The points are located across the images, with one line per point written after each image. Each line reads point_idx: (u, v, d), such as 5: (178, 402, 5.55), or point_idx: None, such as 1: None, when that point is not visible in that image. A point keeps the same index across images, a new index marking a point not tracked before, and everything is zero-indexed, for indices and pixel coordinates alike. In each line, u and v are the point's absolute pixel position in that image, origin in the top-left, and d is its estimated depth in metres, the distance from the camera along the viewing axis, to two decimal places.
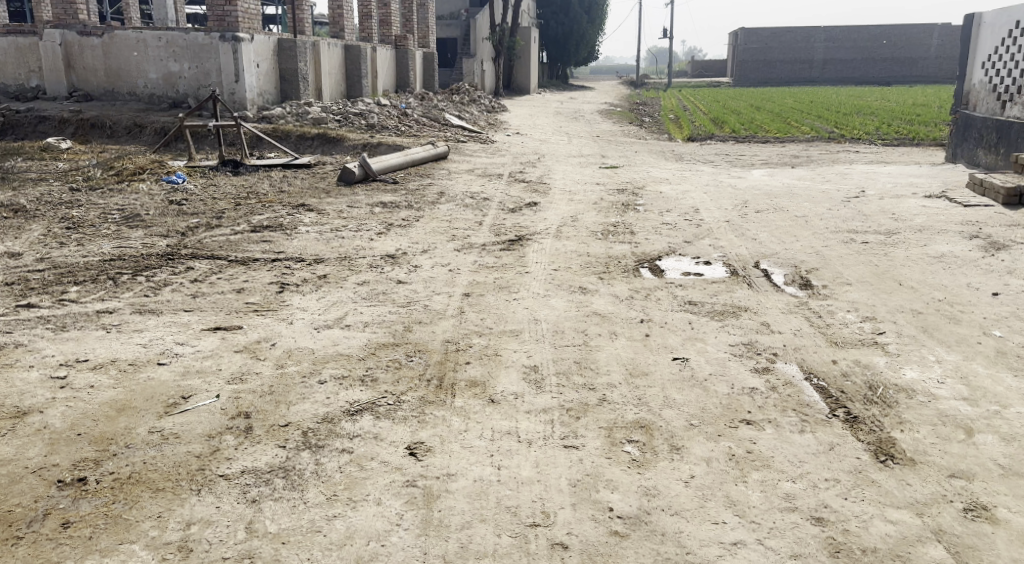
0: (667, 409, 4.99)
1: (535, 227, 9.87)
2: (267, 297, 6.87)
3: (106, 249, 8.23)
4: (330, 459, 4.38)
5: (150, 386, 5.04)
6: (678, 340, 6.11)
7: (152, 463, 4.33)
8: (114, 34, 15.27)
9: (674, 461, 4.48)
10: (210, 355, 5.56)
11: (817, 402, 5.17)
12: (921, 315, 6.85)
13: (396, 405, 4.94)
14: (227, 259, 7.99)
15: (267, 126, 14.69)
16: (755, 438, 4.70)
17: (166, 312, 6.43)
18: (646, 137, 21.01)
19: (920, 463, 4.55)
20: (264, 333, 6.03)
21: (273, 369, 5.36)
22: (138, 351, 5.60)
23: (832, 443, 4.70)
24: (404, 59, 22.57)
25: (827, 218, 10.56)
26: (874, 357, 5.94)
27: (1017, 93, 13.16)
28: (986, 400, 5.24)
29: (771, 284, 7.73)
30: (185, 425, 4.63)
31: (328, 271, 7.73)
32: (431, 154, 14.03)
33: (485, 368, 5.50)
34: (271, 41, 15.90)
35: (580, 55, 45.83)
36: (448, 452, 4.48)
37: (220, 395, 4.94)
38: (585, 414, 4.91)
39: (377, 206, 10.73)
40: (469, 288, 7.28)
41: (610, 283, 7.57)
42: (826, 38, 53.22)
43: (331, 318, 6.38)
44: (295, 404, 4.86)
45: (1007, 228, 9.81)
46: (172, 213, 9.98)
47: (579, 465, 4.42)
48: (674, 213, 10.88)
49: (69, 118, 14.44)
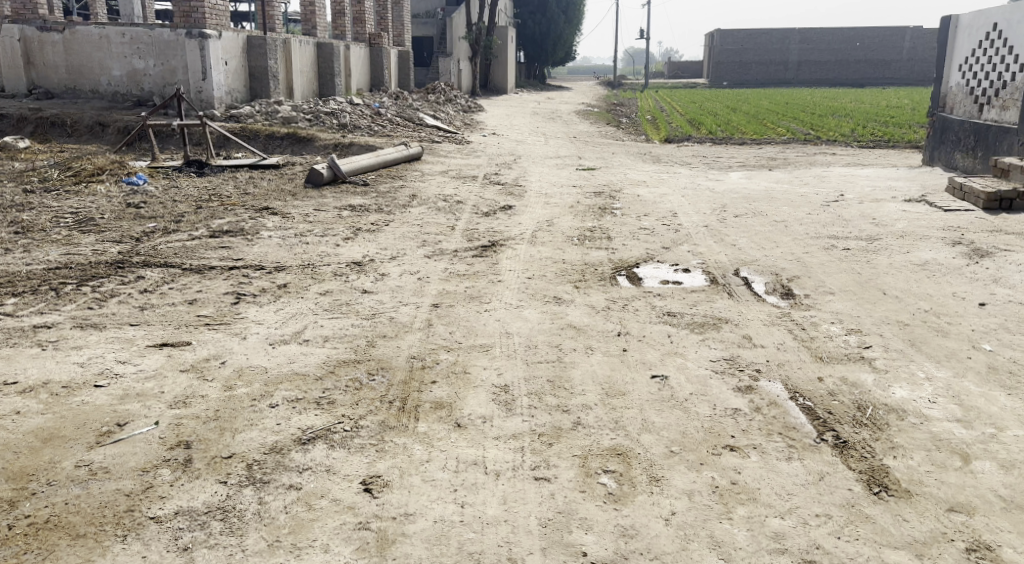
0: (646, 434, 4.65)
1: (510, 231, 9.50)
2: (221, 309, 6.45)
3: (54, 256, 7.76)
4: (275, 497, 4.01)
5: (84, 413, 4.65)
6: (657, 355, 5.77)
7: (75, 504, 3.94)
8: (76, 30, 14.76)
9: (653, 495, 4.14)
10: (153, 376, 5.15)
11: (804, 425, 4.84)
12: (908, 327, 6.53)
13: (354, 431, 4.56)
14: (180, 267, 7.55)
15: (234, 125, 14.19)
16: (740, 467, 4.37)
17: (109, 326, 6.01)
18: (623, 138, 20.74)
19: (916, 495, 4.24)
20: (214, 349, 5.62)
21: (220, 392, 4.96)
22: (75, 371, 5.19)
23: (822, 472, 4.38)
24: (378, 58, 22.10)
25: (807, 223, 10.30)
26: (862, 374, 5.62)
27: (994, 96, 12.95)
28: (981, 421, 4.94)
29: (752, 294, 7.42)
30: (116, 459, 4.23)
31: (288, 279, 7.33)
32: (403, 155, 13.62)
33: (452, 388, 5.12)
34: (241, 37, 15.41)
35: (557, 55, 45.53)
36: (407, 488, 4.10)
37: (159, 422, 4.55)
38: (557, 440, 4.55)
39: (344, 210, 10.31)
40: (438, 298, 6.90)
41: (585, 292, 7.23)
42: (800, 40, 53.33)
43: (287, 333, 5.98)
44: (241, 432, 4.47)
45: (989, 235, 9.56)
46: (128, 217, 9.52)
47: (551, 501, 4.06)
48: (652, 217, 10.55)
49: (28, 117, 13.86)
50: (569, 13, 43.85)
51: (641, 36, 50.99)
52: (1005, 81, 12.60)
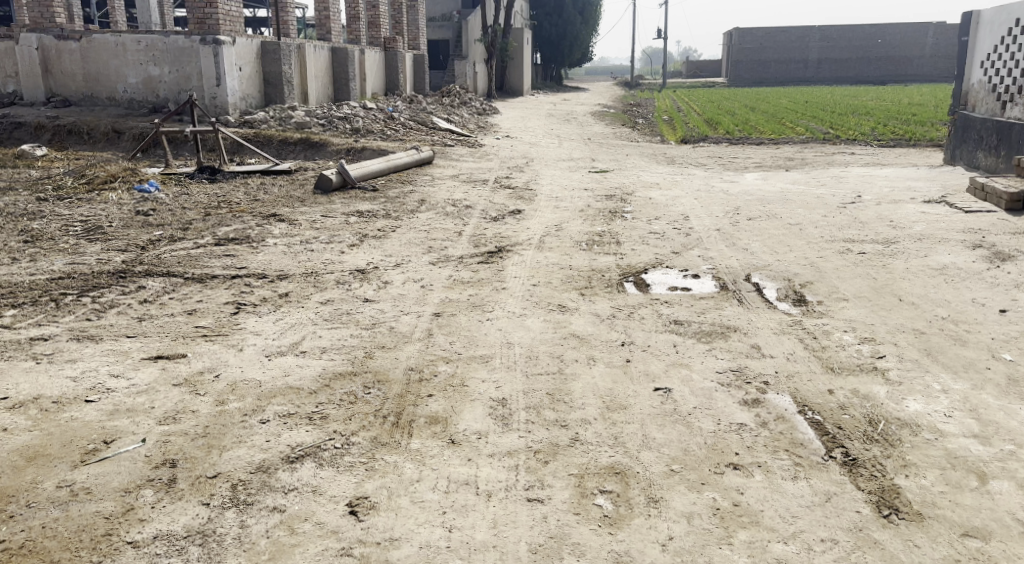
0: (646, 451, 4.50)
1: (517, 237, 9.37)
2: (220, 320, 6.35)
3: (58, 265, 7.70)
4: (257, 520, 3.95)
5: (71, 429, 4.61)
6: (661, 366, 5.62)
7: (51, 528, 3.92)
8: (91, 38, 14.75)
9: (651, 518, 4.01)
10: (145, 390, 5.06)
11: (812, 441, 4.68)
12: (924, 335, 6.35)
13: (344, 448, 4.47)
14: (183, 277, 7.47)
15: (247, 131, 14.13)
16: (742, 487, 4.22)
17: (106, 338, 5.92)
18: (638, 140, 20.52)
19: (929, 518, 4.07)
20: (209, 362, 5.52)
21: (212, 406, 4.86)
22: (67, 385, 5.11)
23: (829, 493, 4.22)
24: (394, 62, 22.03)
25: (822, 226, 10.09)
26: (873, 386, 5.43)
27: (1017, 93, 12.67)
28: (999, 437, 4.75)
29: (763, 301, 7.24)
30: (99, 479, 4.21)
31: (291, 288, 7.22)
32: (414, 159, 13.51)
33: (448, 403, 4.99)
34: (255, 43, 15.35)
35: (574, 56, 45.31)
36: (394, 510, 4.02)
37: (146, 440, 4.50)
38: (554, 457, 4.42)
39: (352, 216, 10.23)
40: (440, 307, 6.78)
41: (592, 300, 7.08)
42: (820, 37, 52.80)
43: (285, 344, 5.87)
44: (228, 450, 4.41)
45: (1010, 237, 9.34)
46: (136, 224, 9.47)
47: (543, 525, 3.95)
48: (663, 220, 10.39)
49: (44, 124, 13.86)
50: (586, 13, 43.66)
51: (657, 36, 50.72)
52: None
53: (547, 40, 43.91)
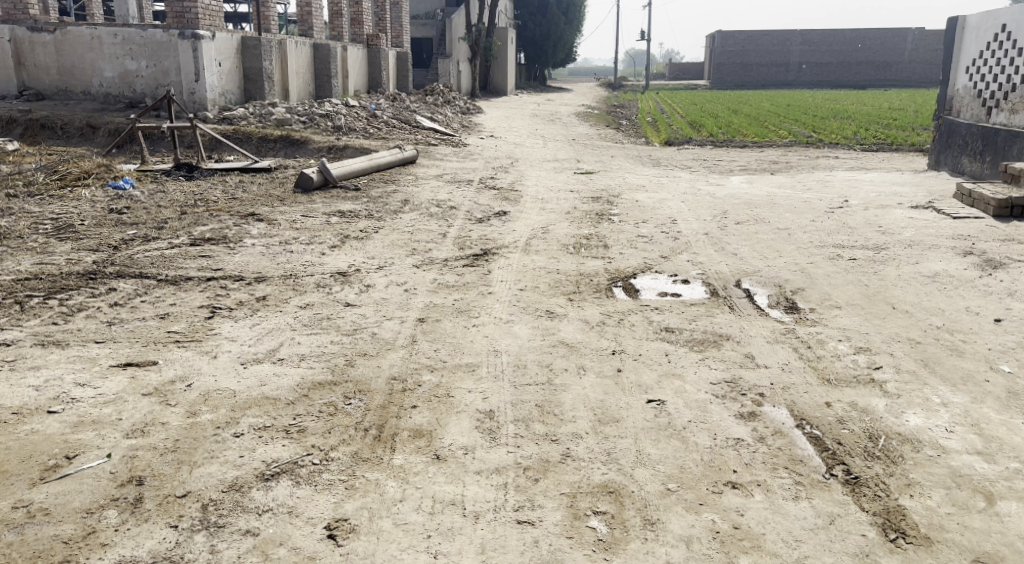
0: (641, 468, 4.32)
1: (503, 239, 9.15)
2: (194, 325, 6.08)
3: (25, 265, 7.41)
4: (230, 545, 3.75)
5: (32, 443, 4.35)
6: (654, 377, 5.41)
7: (7, 553, 3.70)
8: (67, 30, 14.39)
9: (647, 543, 3.85)
10: (113, 400, 4.80)
11: (812, 458, 4.49)
12: (920, 346, 6.17)
13: (323, 465, 4.25)
14: (156, 278, 7.20)
15: (226, 127, 13.85)
16: (742, 509, 4.05)
17: (73, 344, 5.65)
18: (623, 141, 20.33)
19: (937, 543, 3.92)
20: (182, 370, 5.26)
21: (183, 418, 4.62)
22: (28, 395, 4.84)
23: (831, 515, 4.06)
24: (377, 59, 21.76)
25: (811, 231, 9.94)
26: (872, 398, 5.24)
27: (1003, 99, 12.57)
28: (1004, 455, 4.57)
29: (755, 307, 7.05)
30: (59, 498, 3.97)
31: (268, 291, 6.97)
32: (396, 158, 13.27)
33: (433, 415, 4.76)
34: (235, 38, 15.05)
35: (558, 57, 45.10)
36: (376, 534, 3.83)
37: (111, 455, 4.26)
38: (544, 475, 4.23)
39: (333, 216, 9.97)
40: (424, 312, 6.54)
41: (580, 305, 6.86)
42: (801, 41, 52.90)
43: (262, 350, 5.62)
44: (199, 467, 4.18)
45: (1001, 244, 9.20)
46: (109, 223, 9.15)
47: (534, 550, 3.78)
48: (651, 223, 10.20)
49: (16, 118, 13.50)
50: (569, 14, 43.51)
51: (641, 38, 50.57)
52: (1014, 84, 12.24)
53: (530, 41, 43.77)
